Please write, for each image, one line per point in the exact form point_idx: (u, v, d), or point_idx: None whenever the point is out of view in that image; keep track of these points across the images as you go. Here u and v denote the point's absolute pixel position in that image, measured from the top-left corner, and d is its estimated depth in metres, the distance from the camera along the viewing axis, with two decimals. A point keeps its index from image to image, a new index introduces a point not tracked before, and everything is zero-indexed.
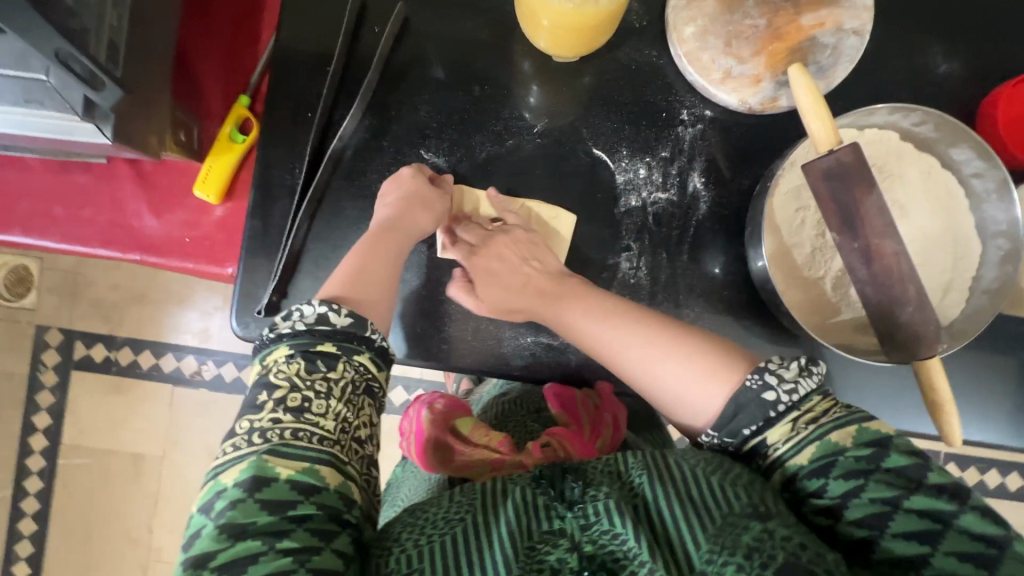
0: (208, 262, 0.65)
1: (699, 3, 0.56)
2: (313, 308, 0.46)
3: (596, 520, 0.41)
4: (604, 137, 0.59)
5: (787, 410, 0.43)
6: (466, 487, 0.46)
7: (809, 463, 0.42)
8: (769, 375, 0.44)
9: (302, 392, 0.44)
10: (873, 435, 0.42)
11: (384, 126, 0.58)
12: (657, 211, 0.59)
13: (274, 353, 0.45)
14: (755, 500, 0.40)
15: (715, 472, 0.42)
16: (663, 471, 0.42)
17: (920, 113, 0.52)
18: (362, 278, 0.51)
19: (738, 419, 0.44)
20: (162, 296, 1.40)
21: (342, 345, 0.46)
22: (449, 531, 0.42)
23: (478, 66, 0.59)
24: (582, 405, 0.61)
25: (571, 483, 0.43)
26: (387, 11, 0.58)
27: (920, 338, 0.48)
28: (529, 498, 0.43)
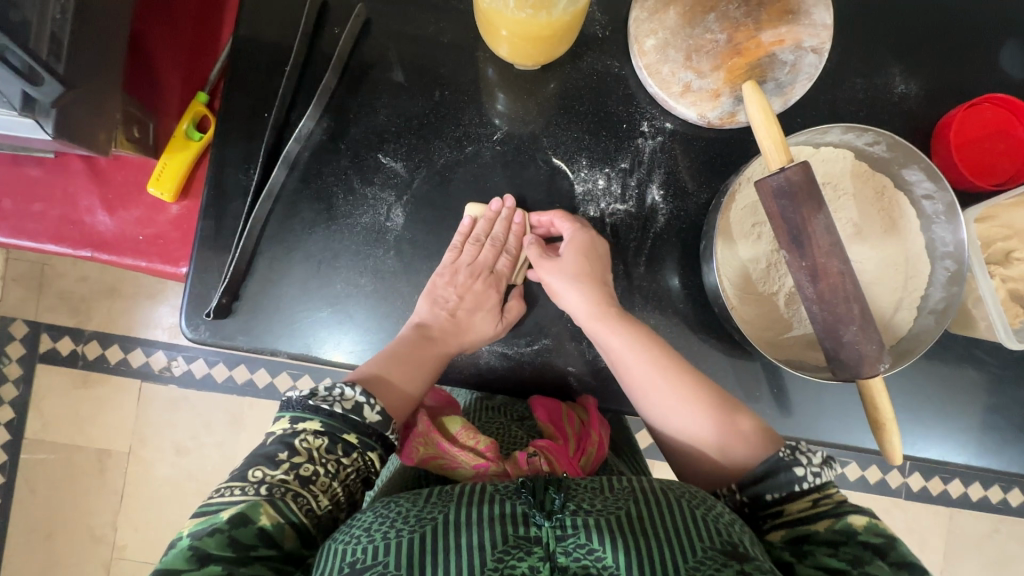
0: (162, 260, 0.64)
1: (661, 16, 0.56)
2: (354, 394, 0.49)
3: (573, 533, 0.40)
4: (565, 146, 0.59)
5: (810, 488, 0.46)
6: (445, 491, 0.45)
7: (823, 533, 0.44)
8: (800, 453, 0.47)
9: (316, 466, 0.46)
10: (880, 528, 0.43)
11: (342, 129, 0.58)
12: (616, 222, 0.59)
13: (308, 422, 0.47)
14: (733, 539, 0.41)
15: (700, 505, 0.43)
16: (650, 497, 0.43)
17: (873, 133, 0.53)
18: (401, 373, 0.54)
19: (764, 484, 0.47)
20: (132, 289, 1.37)
21: (362, 438, 0.48)
22: (420, 529, 0.41)
23: (440, 71, 0.58)
24: (568, 420, 0.55)
25: (554, 492, 0.42)
26: (348, 12, 0.58)
27: (862, 358, 0.48)
28: (510, 503, 0.42)
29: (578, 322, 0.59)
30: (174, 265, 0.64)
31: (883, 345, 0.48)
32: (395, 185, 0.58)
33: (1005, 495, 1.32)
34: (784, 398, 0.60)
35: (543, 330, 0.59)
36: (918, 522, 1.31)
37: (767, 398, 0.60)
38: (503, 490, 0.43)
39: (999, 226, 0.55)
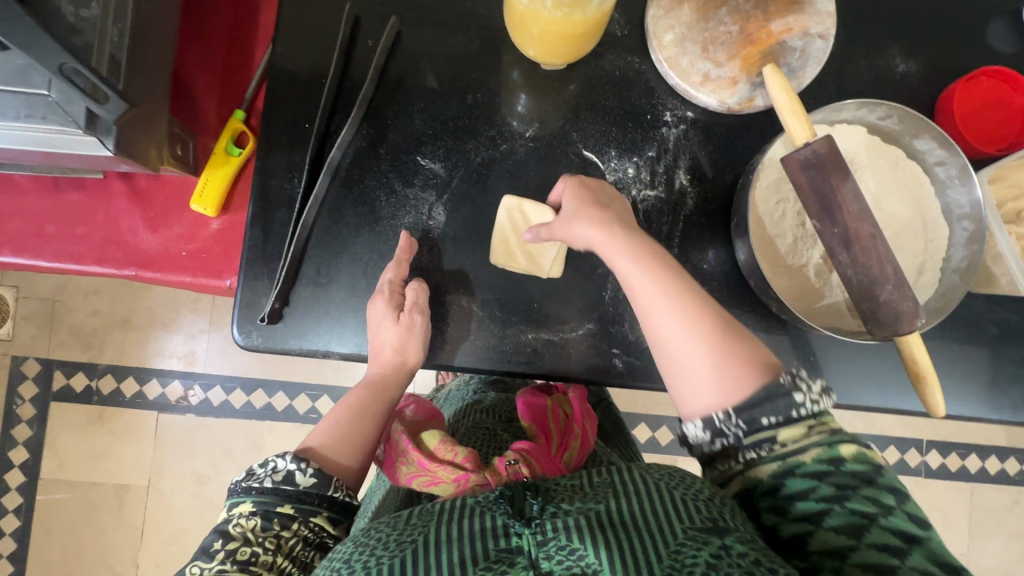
0: (206, 274, 0.66)
1: (677, 12, 0.60)
2: (284, 465, 0.53)
3: (553, 536, 0.44)
4: (593, 139, 0.61)
5: (805, 416, 0.46)
6: (423, 510, 0.48)
7: (812, 462, 0.45)
8: (800, 380, 0.47)
9: (252, 547, 0.49)
10: (868, 456, 0.46)
11: (381, 135, 0.60)
12: (647, 208, 0.61)
13: (240, 506, 0.51)
14: (713, 515, 0.45)
15: (677, 486, 0.47)
16: (625, 489, 0.46)
17: (885, 107, 0.57)
18: (344, 433, 0.60)
19: (762, 439, 0.46)
20: (145, 320, 1.37)
21: (300, 507, 0.52)
22: (400, 553, 0.44)
23: (470, 75, 0.61)
24: (550, 416, 0.66)
25: (531, 499, 0.46)
26: (381, 26, 0.61)
27: (900, 315, 0.50)
28: (491, 516, 0.45)
29: (617, 305, 0.61)
30: (216, 277, 0.66)
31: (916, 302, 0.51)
32: (435, 185, 0.60)
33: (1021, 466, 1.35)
34: (819, 367, 0.62)
35: (585, 315, 0.60)
36: (941, 498, 1.32)
37: (801, 367, 0.62)
38: (483, 502, 0.46)
39: (1010, 187, 0.58)
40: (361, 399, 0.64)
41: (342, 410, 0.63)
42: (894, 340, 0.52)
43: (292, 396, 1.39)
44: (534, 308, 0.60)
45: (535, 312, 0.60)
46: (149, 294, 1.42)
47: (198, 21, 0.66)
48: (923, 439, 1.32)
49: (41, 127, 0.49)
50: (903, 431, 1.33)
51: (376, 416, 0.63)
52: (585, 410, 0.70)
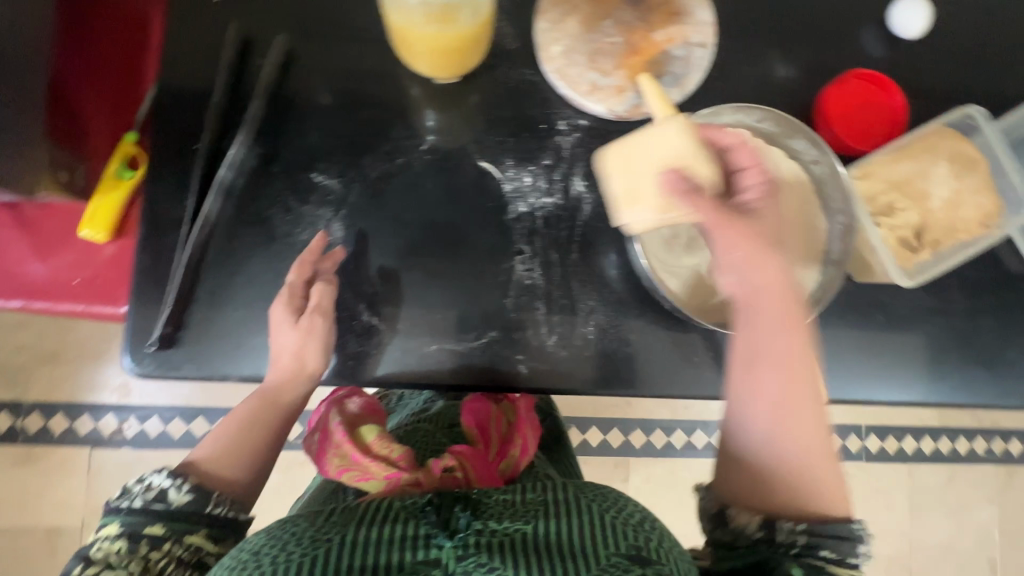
0: (100, 302, 0.63)
1: (563, 25, 0.62)
2: (158, 482, 0.52)
3: (472, 553, 0.46)
4: (489, 150, 0.63)
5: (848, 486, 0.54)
6: (346, 510, 0.50)
7: (797, 527, 0.50)
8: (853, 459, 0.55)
9: (118, 570, 0.48)
10: (843, 528, 0.51)
11: (273, 153, 0.60)
12: (545, 215, 0.62)
13: (108, 528, 0.50)
14: (637, 543, 0.48)
15: (608, 510, 0.50)
16: (557, 510, 0.49)
17: (759, 111, 0.61)
18: (233, 449, 0.59)
19: (824, 540, 0.50)
20: (74, 352, 1.34)
21: (171, 526, 0.50)
22: (313, 552, 0.45)
23: (363, 91, 0.61)
24: (493, 424, 0.67)
25: (458, 514, 0.48)
26: (269, 44, 0.61)
27: (772, 305, 0.53)
28: (415, 524, 0.48)
29: (519, 312, 0.61)
30: (110, 305, 0.64)
31: (785, 295, 0.53)
32: (331, 202, 0.60)
33: (954, 445, 1.41)
34: (722, 361, 0.64)
35: (489, 323, 0.61)
36: (881, 480, 1.38)
37: (704, 363, 0.64)
38: (408, 509, 0.49)
39: (878, 181, 0.62)
40: (251, 409, 0.60)
41: (233, 420, 0.60)
42: (772, 332, 0.55)
43: None
44: (437, 319, 0.60)
45: (437, 323, 0.61)
46: (78, 325, 1.38)
47: (83, 43, 0.64)
48: (861, 425, 1.37)
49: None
50: (843, 419, 1.38)
51: (268, 427, 0.60)
52: (526, 418, 0.71)
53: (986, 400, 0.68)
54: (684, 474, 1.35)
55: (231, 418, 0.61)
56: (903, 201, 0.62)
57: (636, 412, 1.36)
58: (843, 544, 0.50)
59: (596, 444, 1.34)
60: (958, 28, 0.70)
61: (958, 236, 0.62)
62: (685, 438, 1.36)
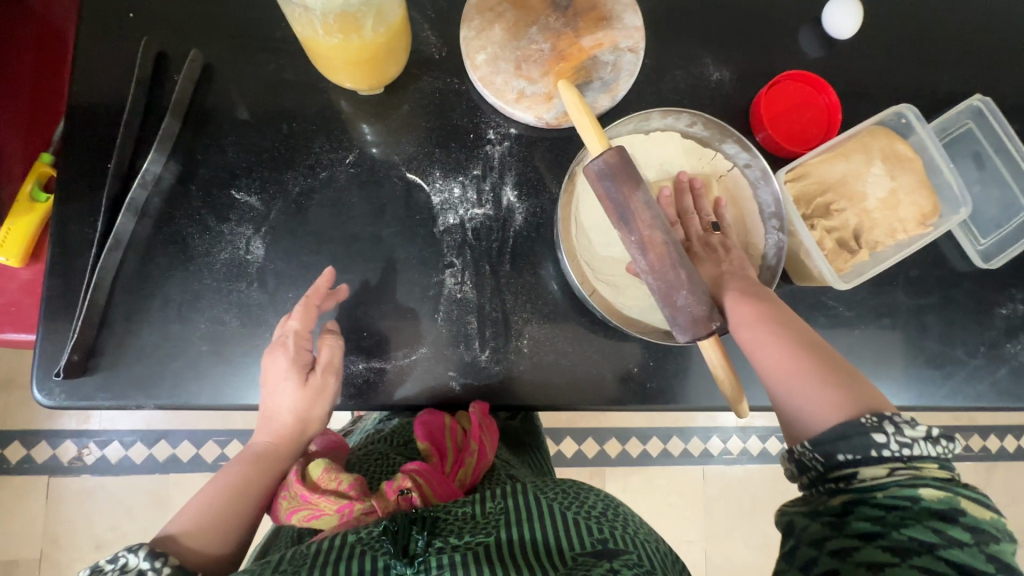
0: (14, 329, 0.61)
1: (488, 32, 0.61)
2: (137, 562, 0.48)
3: (441, 573, 0.46)
4: (415, 161, 0.61)
5: (897, 458, 0.43)
6: (297, 554, 0.47)
7: (857, 486, 0.44)
8: (891, 420, 0.44)
9: None
10: (908, 494, 0.42)
11: (190, 170, 0.58)
12: (475, 226, 0.61)
13: None
14: (602, 537, 0.50)
15: (568, 507, 0.53)
16: (519, 514, 0.52)
17: (687, 114, 0.59)
18: (217, 517, 0.55)
19: (835, 443, 0.45)
20: (31, 378, 1.34)
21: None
22: None
23: (285, 105, 0.60)
24: (449, 434, 0.58)
25: (416, 536, 0.48)
26: (183, 58, 0.59)
27: (697, 320, 0.51)
28: (373, 557, 0.46)
29: (451, 327, 0.59)
30: (24, 330, 0.61)
31: (712, 306, 0.52)
32: (252, 219, 0.58)
33: None
34: (661, 371, 0.62)
35: (419, 339, 0.59)
36: None
37: (643, 373, 0.62)
38: (363, 540, 0.47)
39: (810, 182, 0.61)
40: (241, 473, 0.58)
41: (217, 489, 0.57)
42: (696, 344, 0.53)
43: (198, 444, 1.35)
44: (363, 337, 0.59)
45: (367, 341, 0.59)
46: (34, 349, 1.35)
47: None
48: None
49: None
50: None
51: (257, 492, 0.58)
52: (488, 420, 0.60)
53: (933, 402, 0.66)
54: (660, 482, 1.33)
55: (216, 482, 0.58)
56: (840, 202, 0.60)
57: (610, 421, 1.33)
58: (853, 441, 0.44)
59: (571, 455, 1.32)
60: (894, 26, 0.69)
61: (897, 236, 0.61)
62: (661, 446, 1.34)
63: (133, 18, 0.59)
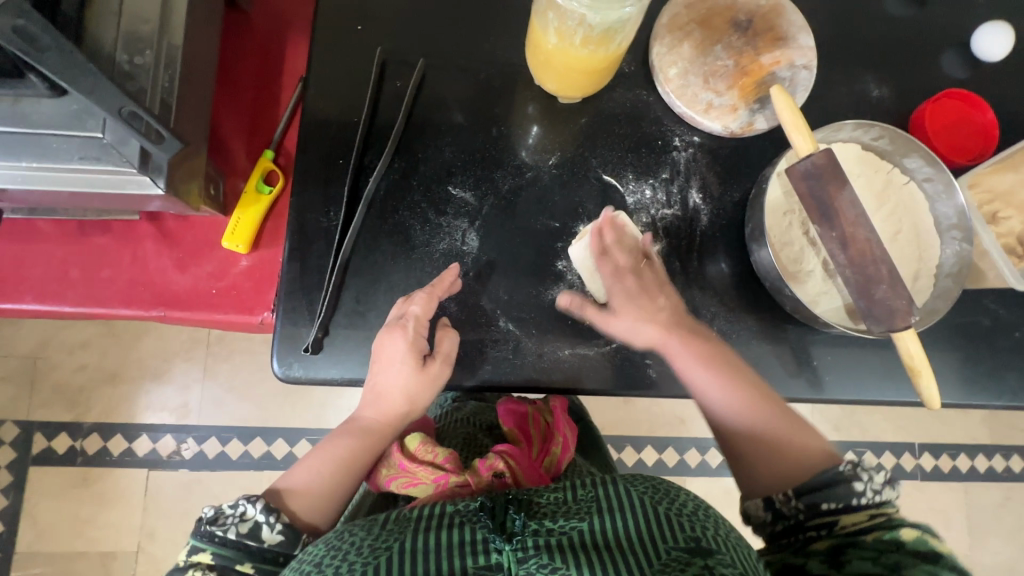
0: (236, 310, 0.65)
1: (678, 49, 0.66)
2: (254, 513, 0.52)
3: (534, 555, 0.46)
4: (611, 164, 0.66)
5: (875, 503, 0.49)
6: (399, 516, 0.50)
7: (873, 541, 0.47)
8: (861, 471, 0.50)
9: None
10: (896, 539, 0.47)
11: (413, 168, 0.63)
12: (666, 225, 0.66)
13: (199, 557, 0.51)
14: (695, 534, 0.47)
15: (661, 500, 0.49)
16: (611, 505, 0.49)
17: (878, 128, 0.64)
18: (318, 487, 0.57)
19: (822, 493, 0.51)
20: (134, 374, 1.38)
21: (261, 566, 0.51)
22: (371, 560, 0.45)
23: (493, 110, 0.65)
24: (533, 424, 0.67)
25: (512, 515, 0.48)
26: (408, 68, 0.65)
27: (894, 312, 0.55)
28: (470, 528, 0.48)
29: None
30: (243, 313, 0.66)
31: (911, 300, 0.55)
32: (466, 213, 0.63)
33: (1008, 463, 1.42)
34: (829, 372, 0.66)
35: None
36: (937, 500, 1.40)
37: (818, 367, 0.66)
38: (461, 513, 0.49)
39: (983, 191, 0.65)
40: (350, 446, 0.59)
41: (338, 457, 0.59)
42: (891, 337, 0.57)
43: (291, 443, 1.39)
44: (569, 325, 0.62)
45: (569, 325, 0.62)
46: (138, 345, 1.39)
47: (225, 71, 0.69)
48: (914, 442, 1.40)
49: (88, 169, 0.50)
50: (894, 435, 1.41)
51: (362, 465, 0.60)
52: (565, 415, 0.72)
53: None
54: None
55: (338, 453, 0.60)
56: (1007, 209, 0.65)
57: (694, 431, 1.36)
58: (838, 491, 0.50)
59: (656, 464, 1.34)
60: None
61: None
62: None
63: (361, 29, 0.65)
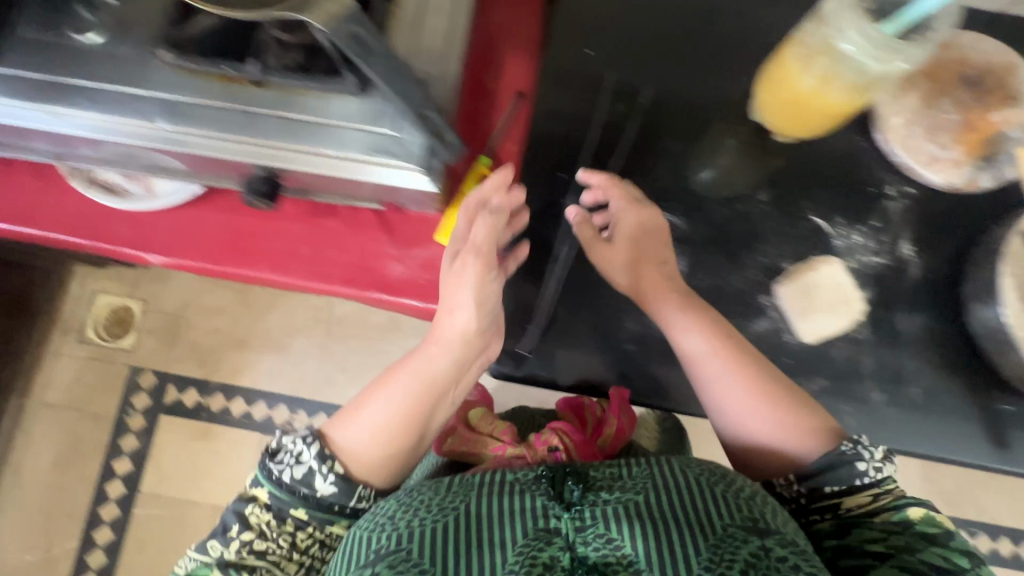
0: (441, 302, 0.70)
1: (904, 99, 0.66)
2: (308, 459, 0.60)
3: (591, 523, 0.51)
4: (822, 207, 0.66)
5: (873, 482, 0.54)
6: (461, 480, 0.57)
7: (881, 523, 0.53)
8: (863, 448, 0.55)
9: (268, 539, 0.59)
10: (934, 520, 0.52)
11: (631, 189, 0.66)
12: (874, 272, 0.65)
13: (262, 497, 0.60)
14: (755, 516, 0.52)
15: (719, 482, 0.55)
16: (670, 486, 0.54)
17: None
18: (384, 429, 0.62)
19: (825, 478, 0.55)
20: (260, 343, 1.48)
21: (318, 514, 0.59)
22: (443, 517, 0.53)
23: (710, 141, 0.67)
24: (591, 410, 0.72)
25: (572, 487, 0.53)
26: (634, 93, 0.67)
27: None
28: (531, 496, 0.54)
29: (847, 364, 0.63)
30: None
31: None
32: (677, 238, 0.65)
33: None
34: None
35: (817, 372, 0.63)
36: None
37: None
38: (523, 480, 0.55)
39: None
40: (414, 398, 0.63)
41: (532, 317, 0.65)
42: None
43: None
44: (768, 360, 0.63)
45: (771, 360, 0.63)
46: (266, 317, 1.50)
47: None
48: None
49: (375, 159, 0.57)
50: None
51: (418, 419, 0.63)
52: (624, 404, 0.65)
53: None
54: None
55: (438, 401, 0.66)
56: None
57: None
58: (841, 471, 0.55)
59: None
60: None
61: None
62: None
63: (593, 54, 0.69)
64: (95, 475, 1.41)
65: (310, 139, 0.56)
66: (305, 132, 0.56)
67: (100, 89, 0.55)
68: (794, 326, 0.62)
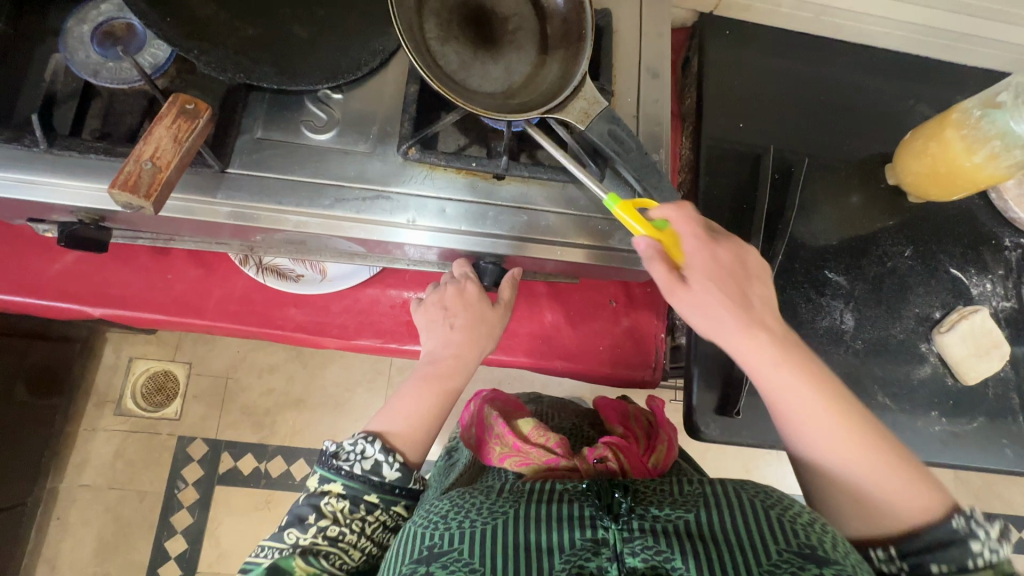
0: (621, 366, 0.72)
1: None
2: (373, 453, 0.52)
3: (640, 537, 0.43)
4: (956, 259, 0.74)
5: (983, 565, 0.44)
6: (513, 488, 0.49)
7: None
8: (975, 523, 0.45)
9: (341, 527, 0.49)
10: None
11: (795, 252, 0.72)
12: (1006, 315, 0.73)
13: (330, 487, 0.50)
14: (812, 542, 0.40)
15: (774, 505, 0.43)
16: (724, 501, 0.44)
17: None
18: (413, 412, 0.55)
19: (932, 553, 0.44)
20: (319, 400, 1.42)
21: (384, 498, 0.51)
22: (492, 520, 0.44)
23: (853, 203, 0.74)
24: (635, 422, 0.62)
25: (621, 499, 0.45)
26: (785, 164, 0.74)
27: None
28: (580, 505, 0.45)
29: (998, 401, 0.70)
30: (630, 367, 0.72)
31: None
32: (842, 295, 0.71)
33: None
34: None
35: (976, 409, 0.70)
36: None
37: None
38: (572, 492, 0.47)
39: None
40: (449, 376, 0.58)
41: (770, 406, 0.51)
42: None
43: None
44: (934, 403, 0.69)
45: (937, 402, 0.69)
46: (324, 372, 1.44)
47: None
48: None
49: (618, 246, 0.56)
50: None
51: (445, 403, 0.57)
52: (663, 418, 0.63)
53: None
54: None
55: (575, 421, 0.75)
56: None
57: None
58: (952, 552, 0.44)
59: None
60: None
61: None
62: None
63: (742, 127, 0.75)
64: (146, 559, 1.30)
65: (533, 231, 0.55)
66: (551, 224, 0.55)
67: (327, 183, 0.52)
68: (956, 370, 0.69)
